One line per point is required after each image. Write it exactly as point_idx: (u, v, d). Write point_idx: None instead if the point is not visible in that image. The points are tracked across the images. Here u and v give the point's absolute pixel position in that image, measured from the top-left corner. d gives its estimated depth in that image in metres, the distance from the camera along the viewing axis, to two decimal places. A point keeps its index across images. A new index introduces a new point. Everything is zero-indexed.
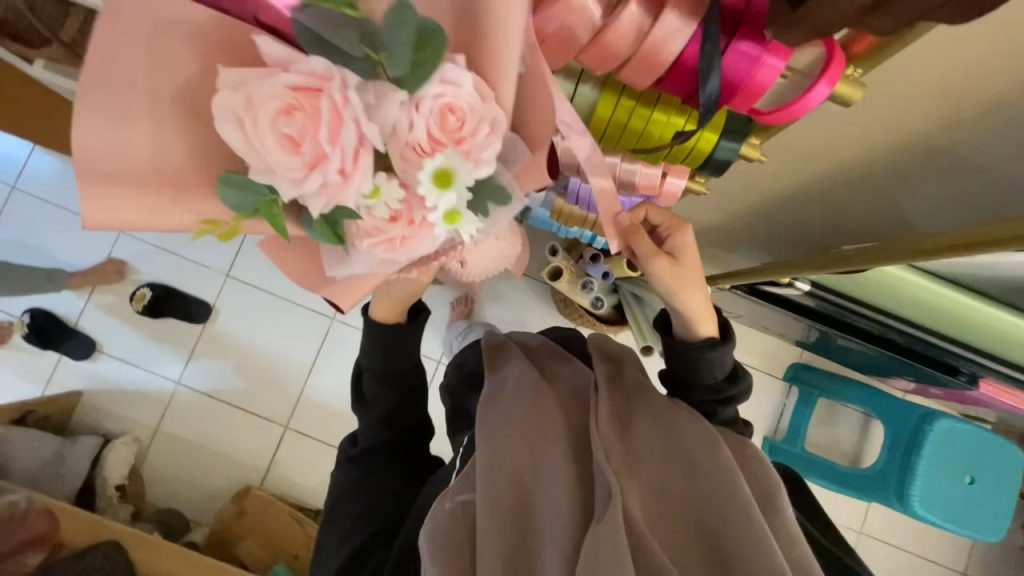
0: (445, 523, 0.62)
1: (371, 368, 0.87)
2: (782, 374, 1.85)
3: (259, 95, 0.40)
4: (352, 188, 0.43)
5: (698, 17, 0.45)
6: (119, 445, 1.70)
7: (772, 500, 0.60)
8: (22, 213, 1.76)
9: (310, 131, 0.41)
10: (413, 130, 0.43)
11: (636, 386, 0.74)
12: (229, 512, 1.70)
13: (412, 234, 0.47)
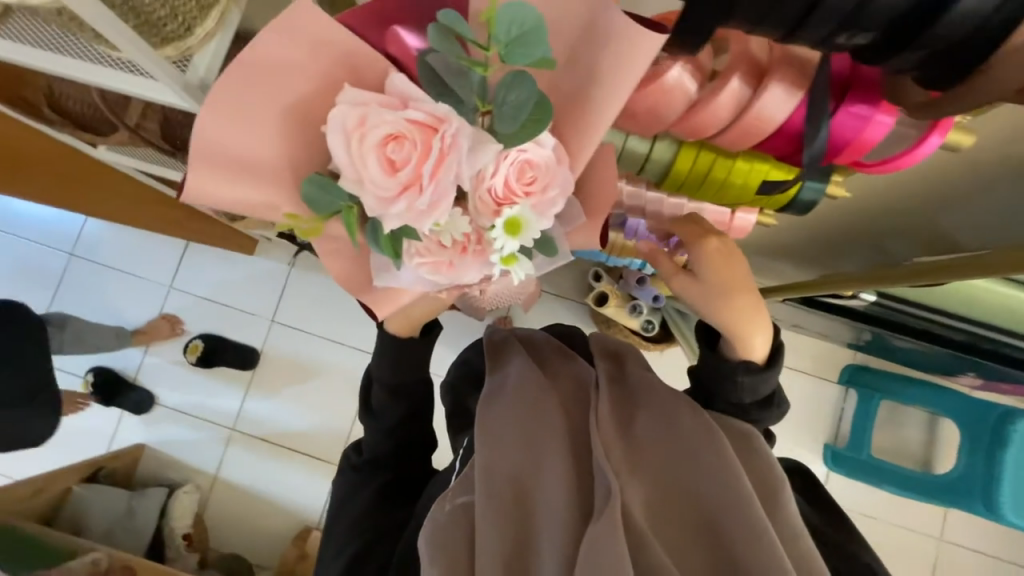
0: (437, 530, 0.55)
1: (379, 378, 0.75)
2: (838, 378, 1.76)
3: (375, 117, 0.40)
4: (429, 219, 0.41)
5: (805, 86, 0.39)
6: (183, 495, 1.73)
7: (777, 492, 0.53)
8: (81, 277, 1.84)
9: (406, 161, 0.40)
10: (495, 177, 0.42)
11: (641, 382, 0.63)
12: (293, 553, 1.71)
13: (460, 261, 0.45)
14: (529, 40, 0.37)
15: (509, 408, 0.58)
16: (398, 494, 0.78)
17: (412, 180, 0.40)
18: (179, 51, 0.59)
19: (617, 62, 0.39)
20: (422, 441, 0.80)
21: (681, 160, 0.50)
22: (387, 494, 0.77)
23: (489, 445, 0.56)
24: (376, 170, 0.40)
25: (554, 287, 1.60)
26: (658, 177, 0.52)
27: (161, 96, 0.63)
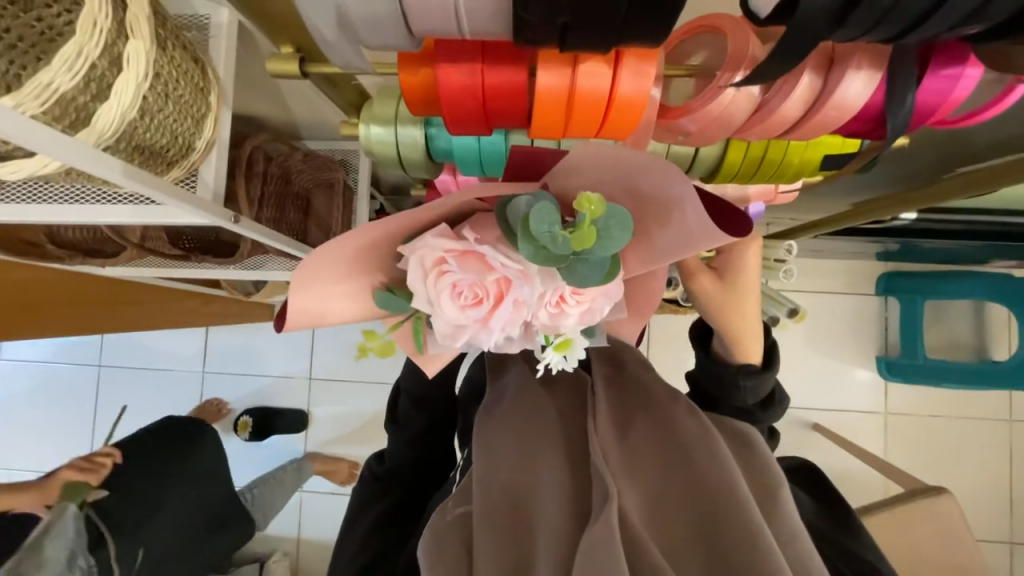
0: (432, 542, 0.50)
1: (405, 386, 0.71)
2: (873, 289, 1.63)
3: (456, 263, 0.37)
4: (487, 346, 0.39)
5: (882, 65, 0.36)
6: (274, 564, 1.72)
7: (774, 492, 0.47)
8: (115, 386, 1.80)
9: (474, 308, 0.37)
10: (555, 304, 0.39)
11: (640, 368, 0.58)
12: None
13: (507, 345, 0.43)
14: (623, 232, 0.37)
15: (502, 418, 0.55)
16: (404, 509, 0.72)
17: (474, 323, 0.37)
18: (184, 168, 0.57)
19: (688, 234, 0.37)
20: (437, 450, 0.75)
21: (733, 155, 0.49)
22: (394, 510, 0.71)
23: (483, 456, 0.51)
24: (448, 311, 0.37)
25: None
26: (709, 172, 0.52)
27: (178, 220, 0.60)
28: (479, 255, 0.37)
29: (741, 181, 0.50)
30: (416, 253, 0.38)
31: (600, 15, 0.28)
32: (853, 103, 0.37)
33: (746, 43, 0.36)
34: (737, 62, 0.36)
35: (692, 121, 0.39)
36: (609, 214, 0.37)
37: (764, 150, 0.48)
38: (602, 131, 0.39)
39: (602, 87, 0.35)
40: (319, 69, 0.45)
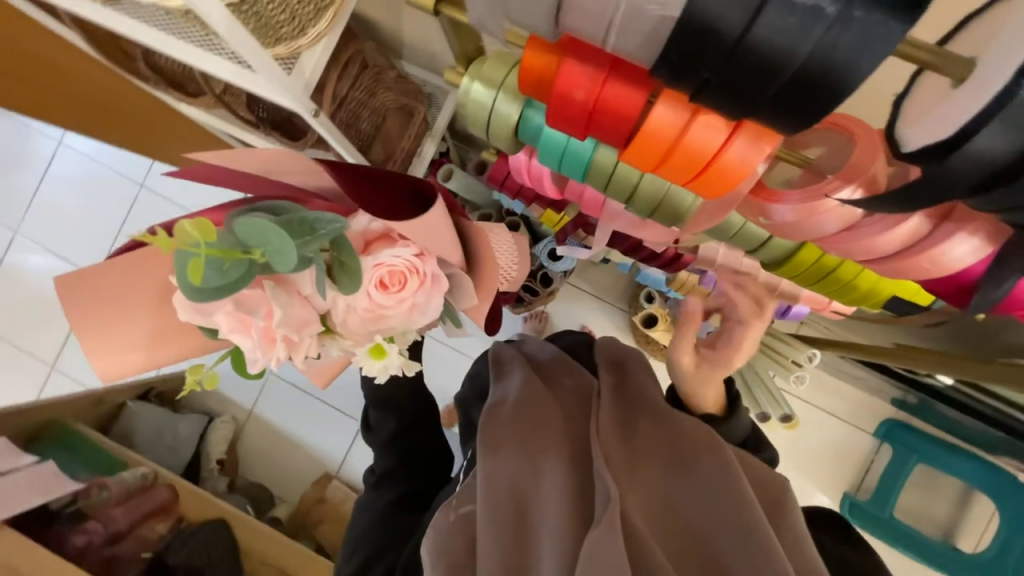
0: (443, 536, 0.56)
1: (369, 399, 0.86)
2: (872, 430, 1.57)
3: (220, 310, 0.48)
4: (303, 351, 0.51)
5: (997, 244, 0.34)
6: (221, 424, 1.84)
7: (782, 502, 0.54)
8: (147, 211, 1.87)
9: (270, 336, 0.49)
10: (343, 303, 0.51)
11: (651, 391, 0.65)
12: (313, 496, 1.80)
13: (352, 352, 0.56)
14: (277, 237, 0.45)
15: (512, 420, 0.61)
16: (418, 499, 0.80)
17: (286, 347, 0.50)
18: (289, 49, 0.57)
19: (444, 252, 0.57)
20: (416, 453, 0.84)
21: (804, 253, 0.47)
22: (411, 496, 0.80)
23: (491, 457, 0.58)
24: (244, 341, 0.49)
25: (595, 289, 1.55)
26: (773, 262, 0.50)
27: (268, 93, 0.62)
28: (219, 306, 0.48)
29: (802, 281, 0.49)
30: (181, 311, 0.48)
31: (753, 80, 0.28)
32: (953, 262, 0.36)
33: (872, 160, 0.35)
34: (854, 175, 0.35)
35: (780, 211, 0.38)
36: (261, 235, 0.45)
37: (836, 264, 0.46)
38: (690, 183, 0.38)
39: (708, 144, 0.35)
40: (453, 13, 0.45)
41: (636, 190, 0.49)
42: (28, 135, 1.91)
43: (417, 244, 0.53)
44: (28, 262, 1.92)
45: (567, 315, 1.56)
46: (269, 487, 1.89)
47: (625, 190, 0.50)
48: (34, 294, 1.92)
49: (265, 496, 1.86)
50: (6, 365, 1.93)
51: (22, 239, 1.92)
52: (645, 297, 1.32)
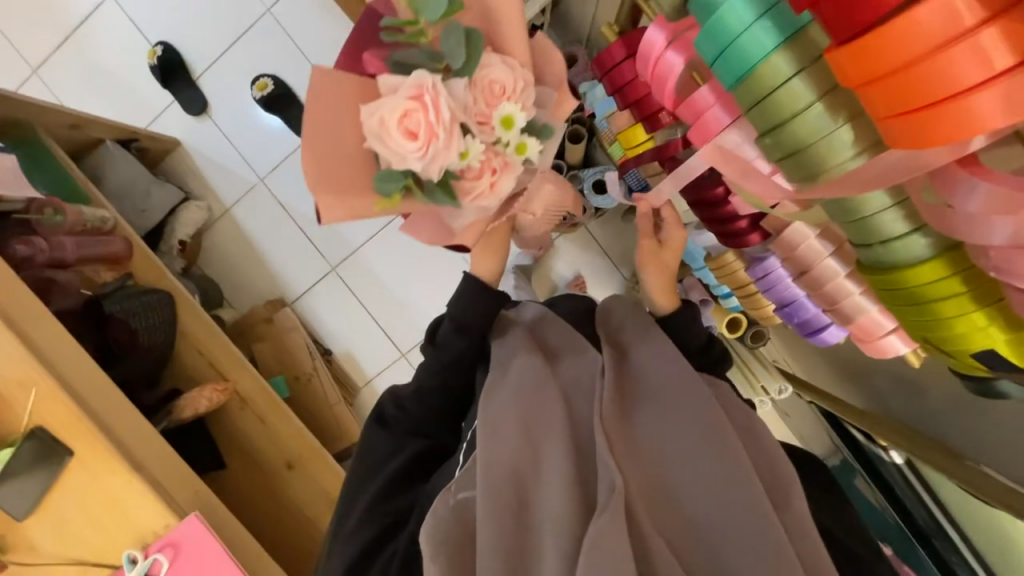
0: (440, 525, 0.57)
1: (452, 313, 0.77)
2: None
3: (386, 113, 0.61)
4: (453, 149, 0.61)
5: None
6: (194, 208, 1.76)
7: (787, 498, 0.57)
8: None
9: (425, 122, 0.60)
10: (477, 104, 0.63)
11: (658, 378, 0.65)
12: (261, 313, 1.79)
13: (497, 176, 0.66)
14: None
15: (513, 401, 0.63)
16: (435, 455, 0.78)
17: (441, 135, 0.60)
18: None
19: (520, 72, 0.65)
20: (456, 405, 0.80)
21: (918, 271, 0.41)
22: (427, 453, 0.77)
23: (490, 440, 0.60)
24: (405, 149, 0.61)
25: (607, 241, 1.51)
26: (876, 265, 0.44)
27: None
28: (387, 110, 0.61)
29: (900, 298, 0.43)
30: (369, 135, 0.62)
31: None
32: None
33: None
34: None
35: (974, 192, 0.33)
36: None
37: (953, 295, 0.40)
38: (886, 120, 0.32)
39: (958, 74, 0.28)
40: None
41: (781, 127, 0.41)
42: None
43: (507, 56, 0.65)
44: None
45: (571, 258, 1.52)
46: (220, 287, 1.86)
47: (770, 120, 0.41)
48: None
49: (215, 292, 1.82)
50: None
51: None
52: None
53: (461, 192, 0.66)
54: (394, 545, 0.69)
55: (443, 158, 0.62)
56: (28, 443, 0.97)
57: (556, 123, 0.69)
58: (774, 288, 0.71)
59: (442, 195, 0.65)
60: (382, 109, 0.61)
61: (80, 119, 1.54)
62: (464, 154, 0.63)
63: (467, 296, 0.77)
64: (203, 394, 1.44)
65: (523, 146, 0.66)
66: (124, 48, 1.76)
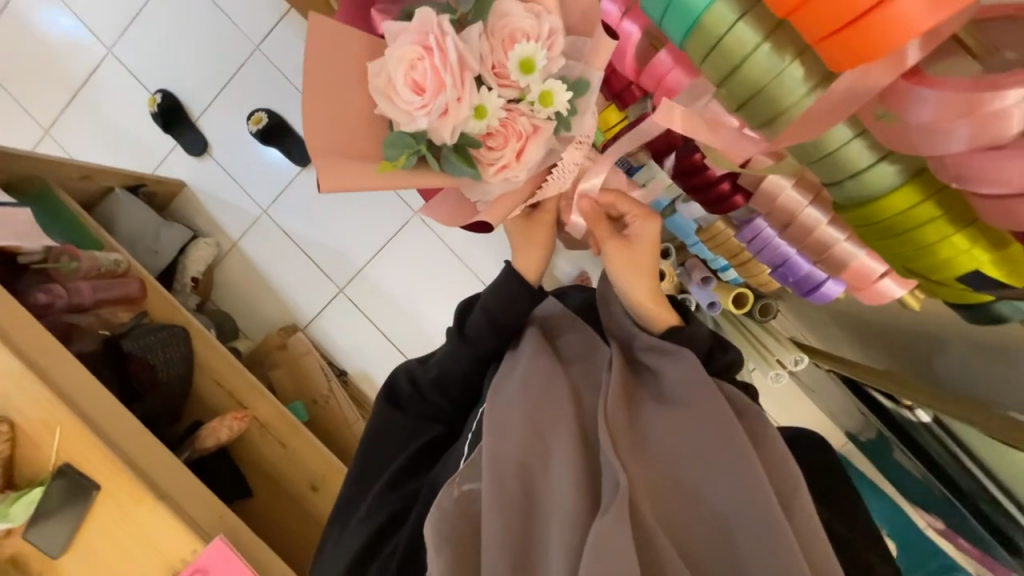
0: (448, 517, 0.57)
1: (485, 304, 0.73)
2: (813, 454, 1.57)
3: (394, 66, 0.54)
4: (464, 106, 0.54)
5: None
6: (203, 245, 1.82)
7: (795, 495, 0.53)
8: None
9: (432, 70, 0.53)
10: (493, 55, 0.55)
11: (670, 366, 0.63)
12: (276, 340, 1.82)
13: (520, 138, 0.57)
14: None
15: (521, 398, 0.61)
16: (441, 448, 0.78)
17: (449, 82, 0.53)
18: None
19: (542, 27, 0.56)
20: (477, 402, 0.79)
21: (889, 200, 0.40)
22: (434, 446, 0.77)
23: (497, 436, 0.58)
24: (411, 106, 0.54)
25: None
26: (848, 201, 0.43)
27: None
28: (395, 60, 0.54)
29: (880, 231, 0.42)
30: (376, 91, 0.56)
31: None
32: None
33: None
34: None
35: (925, 102, 0.33)
36: None
37: (930, 217, 0.39)
38: (822, 42, 0.33)
39: None
40: None
41: (734, 73, 0.40)
42: None
43: (531, 4, 0.56)
44: (44, 16, 1.83)
45: (573, 254, 1.52)
46: (234, 319, 1.91)
47: (721, 69, 0.41)
48: (47, 55, 1.85)
49: (230, 324, 1.87)
50: (7, 118, 1.91)
51: None
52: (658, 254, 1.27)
53: (479, 159, 0.58)
54: (395, 541, 0.69)
55: (455, 114, 0.54)
56: (59, 480, 1.00)
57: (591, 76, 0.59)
58: (766, 248, 0.70)
59: (457, 161, 0.58)
60: (388, 62, 0.55)
61: (89, 170, 1.63)
62: (478, 112, 0.56)
63: (504, 288, 0.72)
64: (224, 423, 1.46)
65: (546, 97, 0.57)
66: (127, 100, 1.85)
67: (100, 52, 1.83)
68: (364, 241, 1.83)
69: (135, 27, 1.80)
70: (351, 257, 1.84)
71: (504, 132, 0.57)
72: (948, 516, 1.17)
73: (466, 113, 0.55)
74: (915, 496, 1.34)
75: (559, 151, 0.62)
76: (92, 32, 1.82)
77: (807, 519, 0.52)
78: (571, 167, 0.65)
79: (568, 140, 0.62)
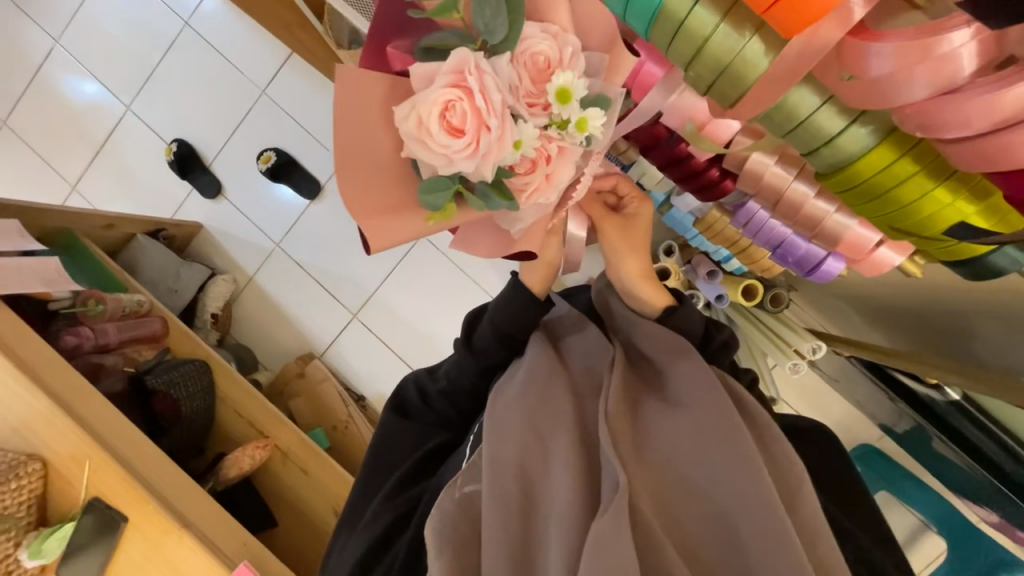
0: (449, 520, 0.57)
1: (493, 317, 0.75)
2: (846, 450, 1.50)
3: (425, 108, 0.47)
4: (504, 142, 0.47)
5: None
6: (221, 282, 1.88)
7: (798, 492, 0.52)
8: (189, 51, 1.89)
9: (471, 113, 0.46)
10: (525, 82, 0.48)
11: (672, 365, 0.63)
12: (294, 369, 1.85)
13: (557, 166, 0.51)
14: None
15: (521, 400, 0.61)
16: (444, 457, 0.78)
17: (492, 125, 0.46)
18: None
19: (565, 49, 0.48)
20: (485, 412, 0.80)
21: (866, 160, 0.41)
22: (438, 453, 0.78)
23: (496, 438, 0.58)
24: (450, 149, 0.47)
25: None
26: (828, 168, 0.43)
27: None
28: (425, 103, 0.47)
29: (864, 193, 0.43)
30: (407, 139, 0.48)
31: None
32: None
33: None
34: None
35: (882, 55, 0.33)
36: None
37: (903, 177, 0.40)
38: (769, 11, 0.34)
39: None
40: None
41: (699, 53, 0.41)
42: None
43: (546, 24, 0.49)
44: (69, 80, 1.97)
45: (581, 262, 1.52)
46: (254, 351, 1.95)
47: (687, 51, 0.42)
48: (72, 115, 1.98)
49: (249, 357, 1.91)
50: (36, 177, 2.03)
51: (65, 56, 1.96)
52: (663, 253, 1.26)
53: (517, 194, 0.51)
54: (394, 547, 0.69)
55: (496, 153, 0.47)
56: (88, 515, 1.03)
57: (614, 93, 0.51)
58: (762, 230, 0.70)
59: (494, 195, 0.50)
60: (417, 104, 0.47)
61: (113, 219, 1.73)
62: (517, 144, 0.48)
63: (510, 301, 0.74)
64: (246, 453, 1.48)
65: (583, 122, 0.49)
66: (145, 150, 1.96)
67: (119, 110, 1.96)
68: (374, 266, 1.88)
69: (151, 83, 1.93)
70: (362, 282, 1.88)
71: (544, 163, 0.50)
72: (997, 502, 1.10)
73: (506, 148, 0.47)
74: (960, 485, 1.27)
75: (584, 167, 0.55)
76: (112, 91, 1.95)
77: (811, 507, 0.51)
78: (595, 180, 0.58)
79: (592, 155, 0.54)
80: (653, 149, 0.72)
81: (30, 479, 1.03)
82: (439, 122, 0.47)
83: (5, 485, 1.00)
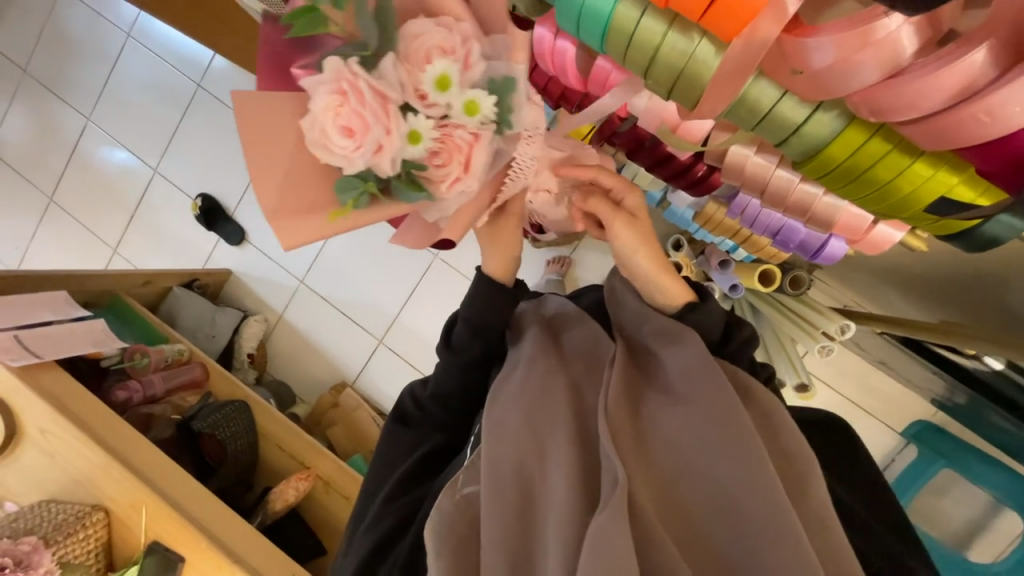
0: (447, 519, 0.59)
1: (464, 313, 0.76)
2: (900, 429, 1.42)
3: (315, 116, 0.48)
4: (397, 134, 0.49)
5: None
6: (254, 322, 1.98)
7: (804, 480, 0.54)
8: (204, 110, 2.02)
9: (357, 110, 0.47)
10: (410, 75, 0.50)
11: (674, 365, 0.64)
12: (328, 400, 1.92)
13: (461, 149, 0.52)
14: None
15: (519, 400, 0.62)
16: (442, 459, 0.80)
17: (380, 120, 0.48)
18: None
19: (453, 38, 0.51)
20: (472, 405, 0.81)
21: (838, 144, 0.41)
22: (438, 454, 0.80)
23: (495, 438, 0.60)
24: (347, 149, 0.48)
25: None
26: (801, 156, 0.43)
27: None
28: (314, 110, 0.48)
29: (841, 175, 0.42)
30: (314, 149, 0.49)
31: None
32: None
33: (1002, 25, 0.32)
34: (977, 37, 0.33)
35: (822, 47, 0.35)
36: None
37: (878, 156, 0.40)
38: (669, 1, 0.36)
39: None
40: None
41: (654, 59, 0.41)
42: (101, 24, 2.07)
43: (439, 17, 0.51)
44: (102, 150, 2.14)
45: (592, 263, 1.52)
46: (290, 387, 2.03)
47: (642, 58, 0.42)
48: (107, 181, 2.15)
49: (286, 393, 1.99)
50: (81, 243, 2.21)
51: (95, 129, 2.13)
52: (671, 246, 1.25)
53: (429, 183, 0.53)
54: (398, 550, 0.72)
55: (391, 147, 0.49)
56: (150, 558, 1.09)
57: (514, 73, 0.54)
58: (758, 220, 0.68)
59: (404, 186, 0.52)
60: (311, 116, 0.48)
61: (150, 276, 1.85)
62: (412, 138, 0.50)
63: (477, 297, 0.75)
64: (289, 485, 1.54)
65: (474, 105, 0.52)
66: (174, 207, 2.10)
67: (147, 173, 2.11)
68: (393, 292, 1.93)
69: (174, 145, 2.06)
70: (385, 308, 1.94)
71: (447, 150, 0.52)
72: None
73: (400, 138, 0.49)
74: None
75: (509, 151, 0.57)
76: (139, 156, 2.10)
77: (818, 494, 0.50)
78: (527, 163, 0.59)
79: (515, 139, 0.57)
80: (638, 151, 0.72)
81: (96, 528, 1.12)
82: (334, 127, 0.48)
83: (74, 534, 1.08)
